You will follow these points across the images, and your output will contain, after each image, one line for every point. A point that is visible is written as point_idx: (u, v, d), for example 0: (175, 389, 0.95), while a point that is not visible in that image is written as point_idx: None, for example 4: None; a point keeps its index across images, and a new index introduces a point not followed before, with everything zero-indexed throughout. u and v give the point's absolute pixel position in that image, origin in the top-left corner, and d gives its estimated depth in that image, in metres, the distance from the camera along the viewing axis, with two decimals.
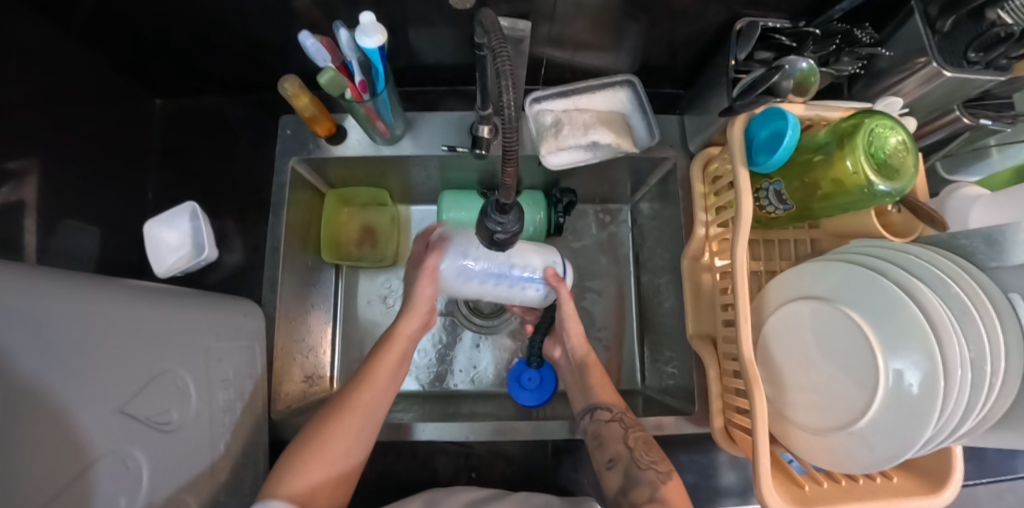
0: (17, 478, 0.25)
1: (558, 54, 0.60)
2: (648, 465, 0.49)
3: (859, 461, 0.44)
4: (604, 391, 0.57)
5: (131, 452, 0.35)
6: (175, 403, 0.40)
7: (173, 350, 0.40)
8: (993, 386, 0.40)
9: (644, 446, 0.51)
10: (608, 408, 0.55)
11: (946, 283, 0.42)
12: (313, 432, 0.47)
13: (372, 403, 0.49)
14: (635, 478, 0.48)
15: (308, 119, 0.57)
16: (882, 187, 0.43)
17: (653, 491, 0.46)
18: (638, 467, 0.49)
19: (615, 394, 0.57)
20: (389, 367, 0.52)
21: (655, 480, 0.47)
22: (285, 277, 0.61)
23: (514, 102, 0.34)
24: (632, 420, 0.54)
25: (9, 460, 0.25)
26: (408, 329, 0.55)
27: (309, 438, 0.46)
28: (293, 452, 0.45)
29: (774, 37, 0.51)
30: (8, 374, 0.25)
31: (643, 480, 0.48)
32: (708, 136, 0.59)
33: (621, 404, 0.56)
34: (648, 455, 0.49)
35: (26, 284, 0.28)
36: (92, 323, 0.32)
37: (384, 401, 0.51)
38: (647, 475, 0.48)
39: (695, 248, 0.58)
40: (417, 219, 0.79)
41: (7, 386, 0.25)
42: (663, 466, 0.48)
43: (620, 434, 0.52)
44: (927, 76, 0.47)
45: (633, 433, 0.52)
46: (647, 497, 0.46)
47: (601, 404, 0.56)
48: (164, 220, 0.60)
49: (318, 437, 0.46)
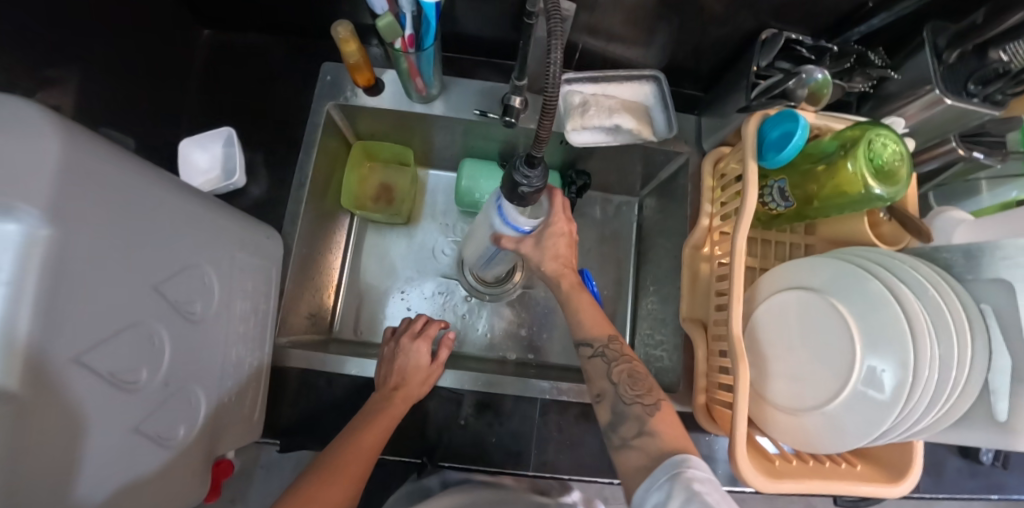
0: (62, 304, 0.27)
1: (593, 42, 0.64)
2: (633, 399, 0.49)
3: (827, 441, 0.47)
4: (589, 324, 0.55)
5: (158, 328, 0.37)
6: (198, 296, 0.42)
7: (202, 247, 0.43)
8: (957, 382, 0.43)
9: (629, 379, 0.50)
10: (590, 343, 0.53)
11: (925, 287, 0.46)
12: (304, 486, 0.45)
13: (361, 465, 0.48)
14: (622, 414, 0.49)
15: (351, 67, 0.60)
16: (877, 190, 0.47)
17: (641, 425, 0.47)
18: (623, 402, 0.49)
19: (602, 325, 0.54)
20: (374, 439, 0.50)
21: (642, 415, 0.47)
22: (306, 213, 0.63)
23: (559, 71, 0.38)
24: (616, 351, 0.52)
25: (54, 295, 0.26)
26: (399, 411, 0.53)
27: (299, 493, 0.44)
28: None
29: (795, 49, 0.55)
30: (63, 217, 0.27)
31: (630, 416, 0.48)
32: (723, 135, 0.63)
33: (604, 336, 0.53)
34: (632, 389, 0.49)
35: (94, 146, 0.31)
36: (137, 198, 0.34)
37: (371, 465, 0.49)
38: (633, 410, 0.48)
39: (697, 237, 0.61)
40: (433, 184, 0.82)
41: (62, 228, 0.27)
42: (650, 399, 0.49)
43: (603, 369, 0.52)
44: (928, 103, 0.52)
45: (617, 367, 0.51)
46: (634, 432, 0.47)
47: (586, 338, 0.54)
48: (198, 141, 0.63)
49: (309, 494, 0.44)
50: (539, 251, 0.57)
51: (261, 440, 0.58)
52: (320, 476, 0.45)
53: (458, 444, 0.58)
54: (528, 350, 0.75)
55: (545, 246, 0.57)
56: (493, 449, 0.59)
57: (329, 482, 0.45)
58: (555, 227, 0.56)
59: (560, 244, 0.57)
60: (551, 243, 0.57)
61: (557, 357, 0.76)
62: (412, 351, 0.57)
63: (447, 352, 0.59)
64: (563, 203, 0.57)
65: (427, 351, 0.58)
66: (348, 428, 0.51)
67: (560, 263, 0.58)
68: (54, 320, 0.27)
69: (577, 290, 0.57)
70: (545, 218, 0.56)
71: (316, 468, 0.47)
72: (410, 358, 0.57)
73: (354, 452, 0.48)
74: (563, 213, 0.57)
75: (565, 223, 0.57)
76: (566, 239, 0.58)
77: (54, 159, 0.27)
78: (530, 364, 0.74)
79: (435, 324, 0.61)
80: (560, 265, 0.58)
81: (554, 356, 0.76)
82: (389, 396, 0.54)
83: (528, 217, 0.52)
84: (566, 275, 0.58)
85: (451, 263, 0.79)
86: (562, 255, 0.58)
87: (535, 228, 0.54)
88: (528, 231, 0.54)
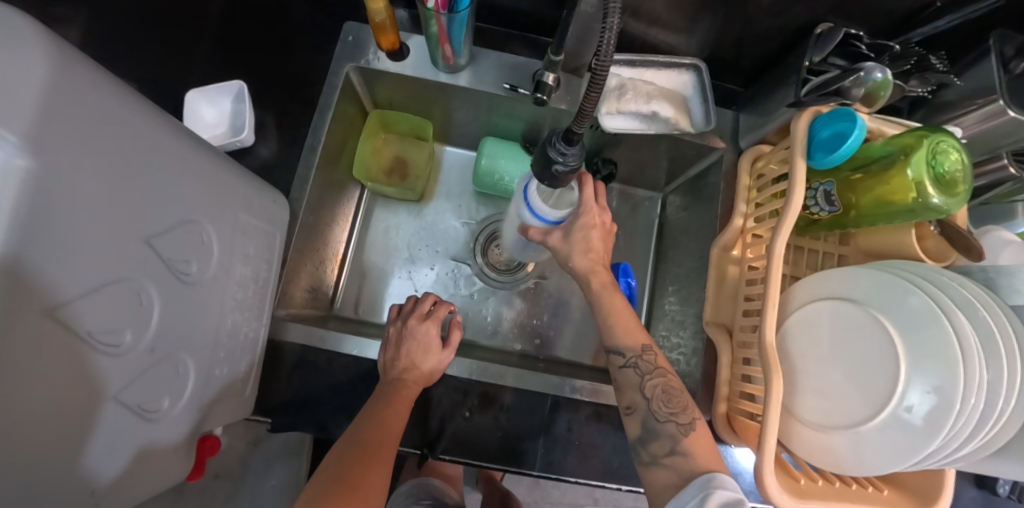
0: (37, 246, 0.23)
1: (634, 26, 0.59)
2: (667, 417, 0.47)
3: (857, 463, 0.44)
4: (620, 330, 0.51)
5: (147, 288, 0.33)
6: (195, 256, 0.39)
7: (203, 203, 0.39)
8: (1004, 412, 0.40)
9: (664, 396, 0.48)
10: (622, 352, 0.51)
11: (975, 308, 0.42)
12: (349, 470, 0.41)
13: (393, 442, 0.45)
14: (654, 431, 0.47)
15: (376, 27, 0.55)
16: (935, 200, 0.44)
17: (674, 444, 0.46)
18: (656, 419, 0.47)
19: (635, 334, 0.51)
20: (398, 417, 0.47)
21: (676, 433, 0.46)
22: (315, 180, 0.59)
23: (611, 46, 0.35)
24: (650, 363, 0.50)
25: (27, 237, 0.22)
26: (412, 394, 0.49)
27: (344, 481, 0.41)
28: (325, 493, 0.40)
29: (854, 45, 0.51)
30: (46, 147, 0.23)
31: (665, 433, 0.46)
32: (762, 134, 0.59)
33: (638, 346, 0.50)
34: (666, 407, 0.47)
35: (89, 74, 0.27)
36: (133, 139, 0.30)
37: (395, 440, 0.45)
38: (666, 428, 0.47)
39: (728, 238, 0.58)
40: (449, 162, 0.78)
41: (44, 160, 0.23)
42: (685, 418, 0.47)
43: (636, 382, 0.49)
44: (987, 114, 0.49)
45: (651, 381, 0.49)
46: (666, 450, 0.46)
47: (617, 347, 0.51)
48: (206, 94, 0.59)
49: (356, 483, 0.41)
50: (568, 245, 0.53)
51: (252, 417, 0.54)
52: (359, 460, 0.42)
53: (462, 436, 0.55)
54: (537, 343, 0.72)
55: (576, 239, 0.52)
56: (497, 444, 0.55)
57: (375, 465, 0.42)
58: (587, 217, 0.51)
59: (593, 236, 0.53)
60: (582, 236, 0.52)
61: (566, 352, 0.72)
62: (422, 331, 0.55)
63: (458, 334, 0.55)
64: (595, 191, 0.52)
65: (437, 330, 0.56)
66: (364, 409, 0.48)
67: (591, 259, 0.53)
68: (24, 266, 0.22)
69: (609, 292, 0.54)
70: (573, 207, 0.51)
71: (351, 450, 0.43)
72: (419, 335, 0.54)
73: (384, 429, 0.45)
74: (595, 202, 0.52)
75: (597, 212, 0.52)
76: (599, 230, 0.53)
77: (39, 79, 0.22)
78: (540, 358, 0.71)
79: (446, 304, 0.58)
80: (591, 261, 0.53)
81: (563, 351, 0.72)
82: (398, 377, 0.51)
83: (554, 206, 0.50)
84: (598, 273, 0.54)
85: (462, 247, 0.75)
86: (593, 250, 0.53)
87: (565, 217, 0.51)
88: (555, 224, 0.52)
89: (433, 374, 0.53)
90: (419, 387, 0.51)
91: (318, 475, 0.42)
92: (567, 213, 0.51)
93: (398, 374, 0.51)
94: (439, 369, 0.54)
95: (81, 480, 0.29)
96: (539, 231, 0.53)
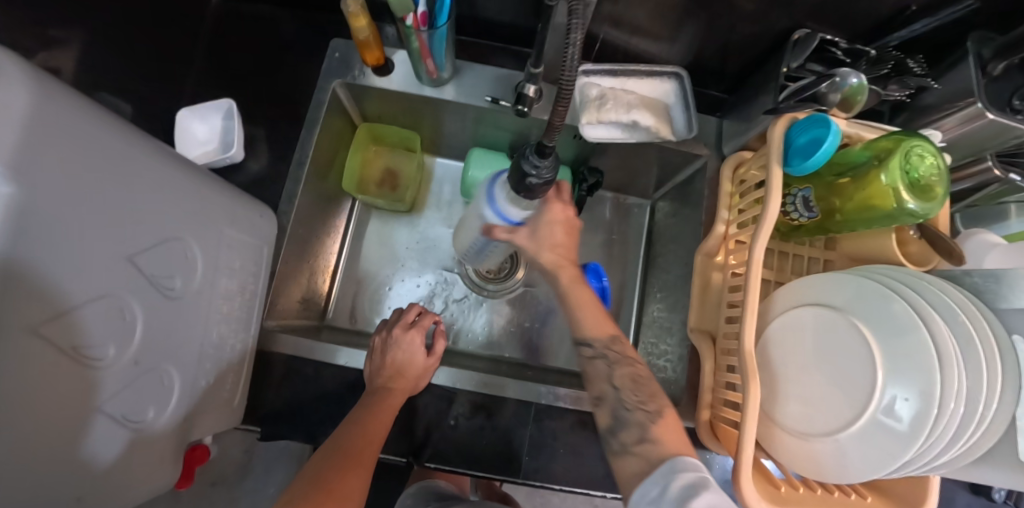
0: (24, 270, 0.25)
1: (615, 35, 0.60)
2: (636, 406, 0.47)
3: (836, 469, 0.44)
4: (587, 321, 0.51)
5: (130, 303, 0.35)
6: (179, 271, 0.40)
7: (187, 220, 0.40)
8: (983, 419, 0.40)
9: (632, 385, 0.48)
10: (590, 342, 0.50)
11: (954, 312, 0.42)
12: (328, 472, 0.41)
13: (370, 450, 0.45)
14: (624, 420, 0.47)
15: (361, 44, 0.56)
16: (912, 205, 0.44)
17: (643, 432, 0.46)
18: (625, 408, 0.48)
19: (603, 324, 0.51)
20: (381, 427, 0.47)
21: (644, 421, 0.46)
22: (304, 194, 0.61)
23: (577, 59, 0.35)
24: (619, 353, 0.50)
25: (12, 263, 0.23)
26: (397, 404, 0.50)
27: (323, 481, 0.40)
28: (305, 489, 0.40)
29: (829, 50, 0.52)
30: (31, 177, 0.24)
31: (633, 423, 0.47)
32: (745, 140, 0.59)
33: (605, 336, 0.50)
34: (635, 396, 0.48)
35: (71, 103, 0.28)
36: (117, 162, 0.32)
37: (375, 449, 0.45)
38: (635, 416, 0.47)
39: (711, 244, 0.58)
40: (439, 173, 0.80)
41: (28, 187, 0.24)
42: (653, 407, 0.47)
43: (605, 372, 0.49)
44: (969, 116, 0.49)
45: (619, 370, 0.49)
46: (636, 439, 0.46)
47: (585, 338, 0.51)
48: (197, 112, 0.61)
49: (336, 485, 0.40)
50: (535, 242, 0.53)
51: (242, 426, 0.56)
52: (340, 463, 0.42)
53: (448, 444, 0.56)
54: (527, 351, 0.73)
55: (541, 236, 0.53)
56: (482, 452, 0.56)
57: (352, 472, 0.42)
58: (551, 215, 0.52)
59: (558, 231, 0.53)
60: (548, 232, 0.53)
61: (557, 360, 0.73)
62: (403, 343, 0.55)
63: (440, 344, 0.57)
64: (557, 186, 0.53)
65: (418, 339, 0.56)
66: (347, 418, 0.48)
67: (557, 254, 0.53)
68: (13, 290, 0.24)
69: (575, 284, 0.53)
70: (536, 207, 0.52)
71: (331, 454, 0.43)
72: (401, 343, 0.55)
73: (365, 436, 0.45)
74: (558, 199, 0.53)
75: (561, 208, 0.53)
76: (565, 226, 0.53)
77: (20, 111, 0.24)
78: (530, 366, 0.71)
79: (431, 311, 0.60)
80: (558, 257, 0.53)
81: (553, 359, 0.73)
82: (383, 387, 0.51)
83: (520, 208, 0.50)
84: (565, 268, 0.53)
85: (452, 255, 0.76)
86: (559, 244, 0.53)
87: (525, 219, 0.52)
88: (519, 223, 0.52)
89: (417, 385, 0.54)
90: (403, 399, 0.52)
91: (300, 477, 0.42)
92: (528, 215, 0.51)
93: (383, 382, 0.52)
94: (422, 377, 0.55)
95: (67, 491, 0.31)
96: (503, 231, 0.53)
